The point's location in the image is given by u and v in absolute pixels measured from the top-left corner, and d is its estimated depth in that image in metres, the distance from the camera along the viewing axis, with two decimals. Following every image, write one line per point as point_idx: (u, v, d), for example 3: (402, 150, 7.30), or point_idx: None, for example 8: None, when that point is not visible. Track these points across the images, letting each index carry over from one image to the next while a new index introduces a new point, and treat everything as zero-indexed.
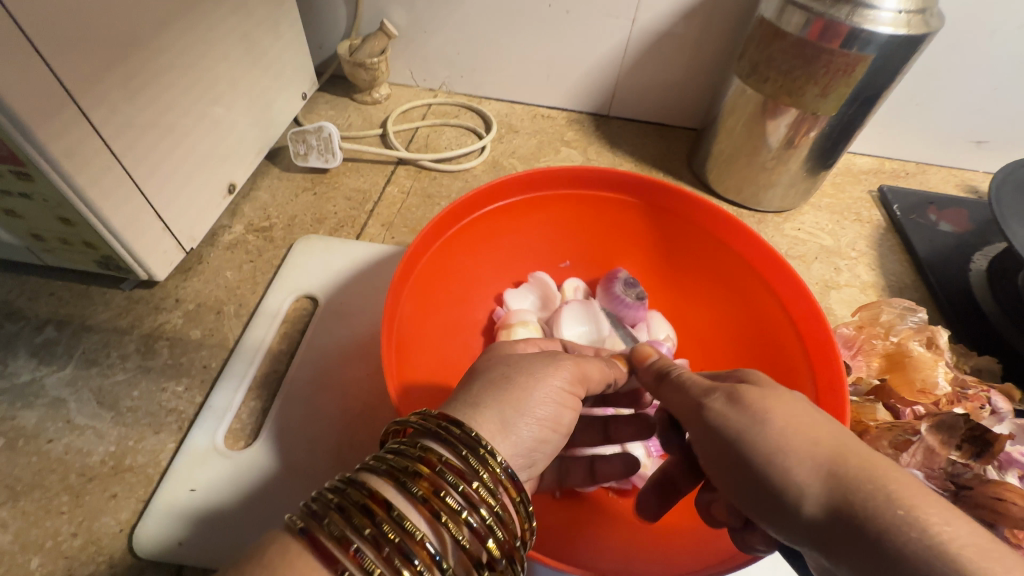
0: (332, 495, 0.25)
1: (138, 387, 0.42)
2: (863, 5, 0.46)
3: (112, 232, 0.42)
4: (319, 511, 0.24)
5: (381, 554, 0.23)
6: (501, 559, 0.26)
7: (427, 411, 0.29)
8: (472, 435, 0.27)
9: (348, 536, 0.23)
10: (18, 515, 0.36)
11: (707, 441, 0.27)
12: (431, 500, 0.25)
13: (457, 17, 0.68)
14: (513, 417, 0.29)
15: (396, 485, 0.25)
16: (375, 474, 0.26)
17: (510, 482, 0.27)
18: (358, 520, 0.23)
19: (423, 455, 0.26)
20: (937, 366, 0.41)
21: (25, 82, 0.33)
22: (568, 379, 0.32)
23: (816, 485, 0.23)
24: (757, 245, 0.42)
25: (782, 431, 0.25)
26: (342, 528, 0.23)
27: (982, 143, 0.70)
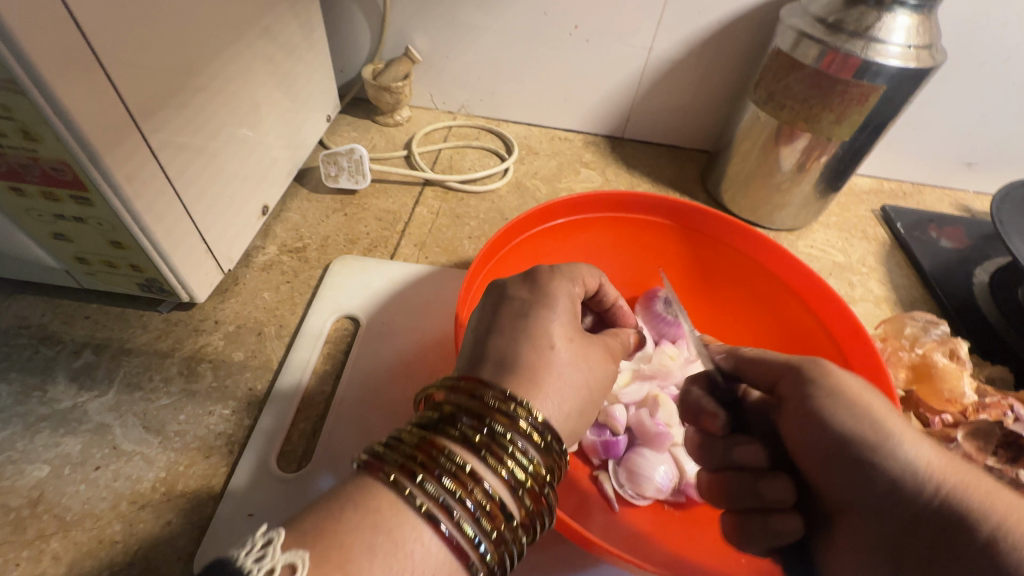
0: (386, 444, 0.27)
1: (184, 411, 0.42)
2: (874, 40, 0.49)
3: (162, 256, 0.42)
4: (378, 455, 0.27)
5: (438, 484, 0.25)
6: None
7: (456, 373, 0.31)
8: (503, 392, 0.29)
9: (408, 473, 0.26)
10: (70, 546, 0.35)
11: (808, 407, 0.32)
12: (476, 444, 0.27)
13: (478, 43, 0.70)
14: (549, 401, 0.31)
15: (441, 432, 0.28)
16: (424, 426, 0.29)
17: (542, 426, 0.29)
18: (414, 460, 0.26)
19: (534, 467, 0.28)
20: (962, 376, 0.43)
21: (98, 111, 0.33)
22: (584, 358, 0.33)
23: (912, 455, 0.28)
24: (792, 265, 0.45)
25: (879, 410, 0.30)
26: (398, 465, 0.26)
27: (972, 165, 0.75)
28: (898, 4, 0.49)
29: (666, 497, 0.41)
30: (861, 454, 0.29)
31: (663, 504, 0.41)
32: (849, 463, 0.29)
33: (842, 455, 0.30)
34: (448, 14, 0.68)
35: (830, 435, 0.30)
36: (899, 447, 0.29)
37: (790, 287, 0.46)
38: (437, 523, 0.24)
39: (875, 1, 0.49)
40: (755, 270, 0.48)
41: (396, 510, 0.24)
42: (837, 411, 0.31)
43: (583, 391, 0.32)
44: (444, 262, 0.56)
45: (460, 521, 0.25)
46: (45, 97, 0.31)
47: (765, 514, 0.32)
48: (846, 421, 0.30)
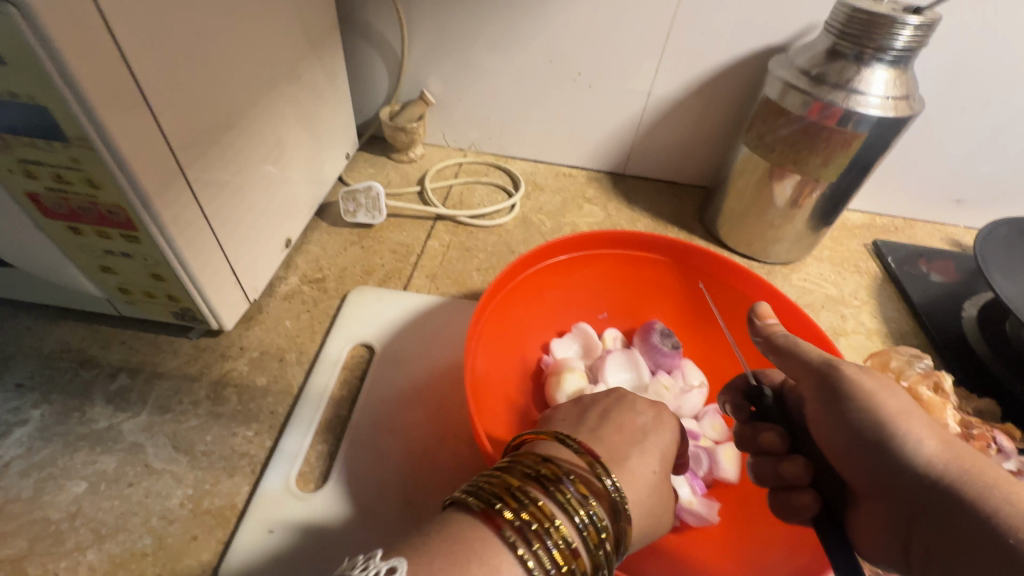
0: (491, 490, 0.30)
1: (210, 432, 0.45)
2: (854, 92, 0.53)
3: (196, 287, 0.45)
4: (486, 499, 0.30)
5: (541, 541, 0.28)
6: None
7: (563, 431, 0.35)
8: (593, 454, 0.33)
9: (516, 521, 0.28)
10: (105, 558, 0.37)
11: (830, 398, 0.35)
12: (570, 508, 0.30)
13: (488, 87, 0.76)
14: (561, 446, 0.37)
15: (543, 489, 0.31)
16: (523, 476, 0.32)
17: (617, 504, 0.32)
18: (521, 510, 0.29)
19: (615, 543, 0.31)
20: (946, 409, 0.46)
21: (152, 161, 0.38)
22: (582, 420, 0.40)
23: (920, 444, 0.31)
24: (782, 301, 0.48)
25: (895, 405, 0.33)
26: (507, 512, 0.29)
27: (961, 202, 0.78)
28: (876, 59, 0.53)
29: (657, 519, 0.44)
30: (875, 442, 0.32)
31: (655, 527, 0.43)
32: (862, 447, 0.33)
33: (862, 443, 0.33)
34: (461, 61, 0.73)
35: (852, 425, 0.33)
36: (915, 436, 0.31)
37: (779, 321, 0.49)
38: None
39: (855, 56, 0.53)
40: (747, 303, 0.51)
41: (501, 558, 0.27)
42: (854, 404, 0.34)
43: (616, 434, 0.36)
44: (454, 293, 0.60)
45: None
46: (110, 152, 0.35)
47: (788, 492, 0.37)
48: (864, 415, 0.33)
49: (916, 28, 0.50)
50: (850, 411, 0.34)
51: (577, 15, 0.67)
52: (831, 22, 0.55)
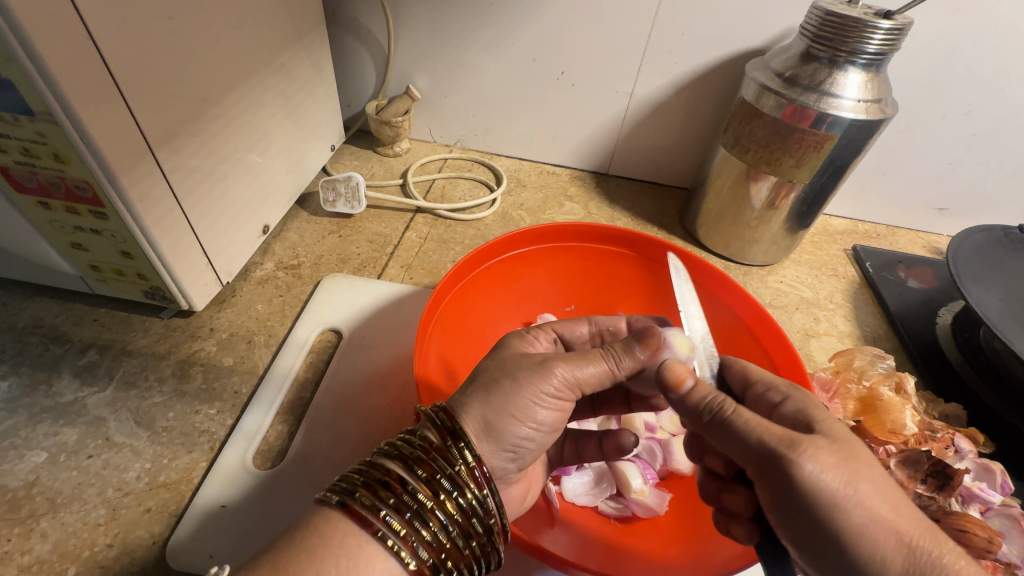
0: (358, 475, 0.30)
1: (173, 409, 0.46)
2: (827, 94, 0.53)
3: (165, 266, 0.46)
4: (349, 487, 0.29)
5: (403, 518, 0.28)
6: (486, 534, 0.31)
7: (437, 402, 0.33)
8: (460, 427, 0.31)
9: (377, 505, 0.28)
10: (58, 526, 0.38)
11: (783, 498, 0.27)
12: (435, 483, 0.30)
13: (473, 84, 0.76)
14: (496, 421, 0.32)
15: (405, 466, 0.30)
16: (388, 456, 0.31)
17: (485, 473, 0.31)
18: (382, 493, 0.28)
19: (447, 470, 0.30)
20: (905, 409, 0.46)
21: (118, 137, 0.39)
22: (558, 386, 0.33)
23: (894, 558, 0.25)
24: (740, 295, 0.50)
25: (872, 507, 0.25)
26: (370, 498, 0.28)
27: (944, 211, 0.78)
28: (849, 62, 0.53)
29: (610, 513, 0.44)
30: (833, 551, 0.26)
31: (608, 521, 0.43)
32: (816, 553, 0.26)
33: (819, 553, 0.26)
34: (447, 57, 0.74)
35: (807, 533, 0.26)
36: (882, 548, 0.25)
37: (737, 313, 0.51)
38: (403, 556, 0.27)
39: (828, 59, 0.53)
40: (711, 300, 0.53)
41: (366, 544, 0.27)
42: (817, 513, 0.26)
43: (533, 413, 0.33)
44: (426, 283, 0.60)
45: (388, 522, 0.28)
46: (73, 126, 0.36)
47: (728, 519, 0.35)
48: (828, 526, 0.25)
49: (886, 32, 0.50)
50: (807, 518, 0.26)
51: (562, 14, 0.67)
52: (806, 25, 0.55)
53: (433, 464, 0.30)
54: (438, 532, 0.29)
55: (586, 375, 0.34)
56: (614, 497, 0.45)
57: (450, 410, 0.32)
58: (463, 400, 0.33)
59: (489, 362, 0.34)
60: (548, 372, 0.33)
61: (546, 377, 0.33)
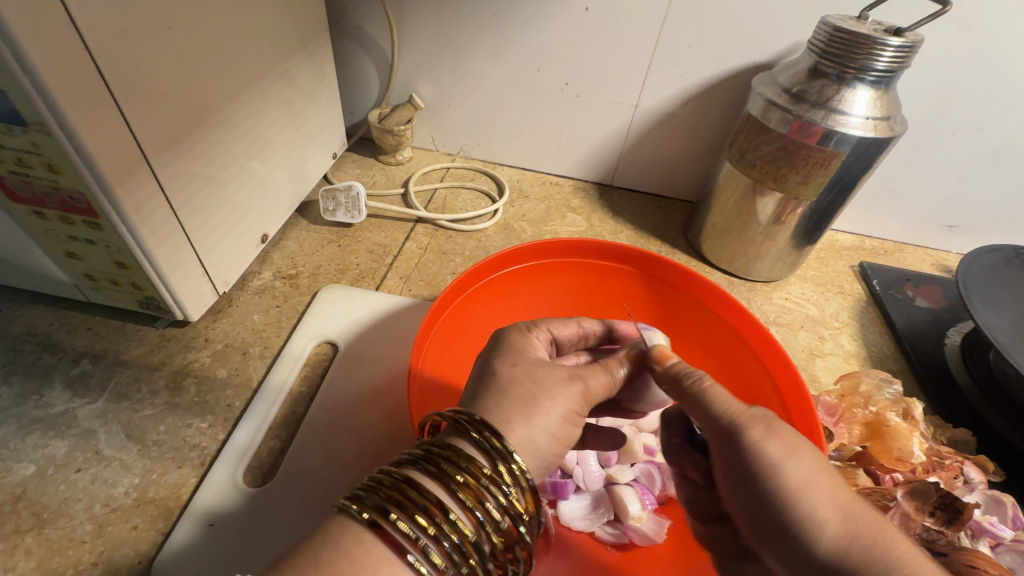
0: (392, 496, 0.27)
1: (165, 422, 0.45)
2: (836, 111, 0.52)
3: (159, 276, 0.45)
4: (384, 509, 0.26)
5: (442, 548, 0.26)
6: (517, 555, 0.30)
7: (475, 416, 0.30)
8: (508, 449, 0.29)
9: (417, 535, 0.26)
10: (42, 543, 0.37)
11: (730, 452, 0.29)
12: (477, 509, 0.28)
13: (477, 92, 0.76)
14: (540, 437, 0.31)
15: (446, 491, 0.28)
16: (426, 475, 0.28)
17: (527, 495, 0.30)
18: (423, 520, 0.26)
19: (490, 493, 0.28)
20: (913, 436, 0.45)
21: (113, 147, 0.38)
22: (578, 399, 0.33)
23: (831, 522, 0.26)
24: (741, 314, 0.50)
25: (813, 465, 0.28)
26: (410, 527, 0.26)
27: (953, 228, 0.76)
28: (858, 79, 0.52)
29: (609, 540, 0.42)
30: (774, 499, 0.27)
31: (607, 548, 0.42)
32: (761, 504, 0.28)
33: (764, 502, 0.28)
34: (452, 65, 0.74)
35: (752, 483, 0.28)
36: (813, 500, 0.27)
37: (740, 334, 0.50)
38: None
39: (836, 75, 0.52)
40: (714, 319, 0.52)
41: (400, 574, 0.25)
42: (764, 461, 0.28)
43: (570, 422, 0.32)
44: (425, 295, 0.60)
45: (429, 551, 0.26)
46: (67, 136, 0.35)
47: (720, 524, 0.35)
48: (767, 478, 0.28)
49: (896, 49, 0.49)
50: (753, 470, 0.28)
51: (567, 24, 0.66)
52: (814, 41, 0.54)
53: (476, 491, 0.28)
54: (474, 560, 0.27)
55: (596, 389, 0.35)
56: (610, 523, 0.44)
57: (497, 430, 0.30)
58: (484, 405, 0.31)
59: (492, 371, 0.33)
60: (571, 387, 0.33)
61: (567, 391, 0.33)
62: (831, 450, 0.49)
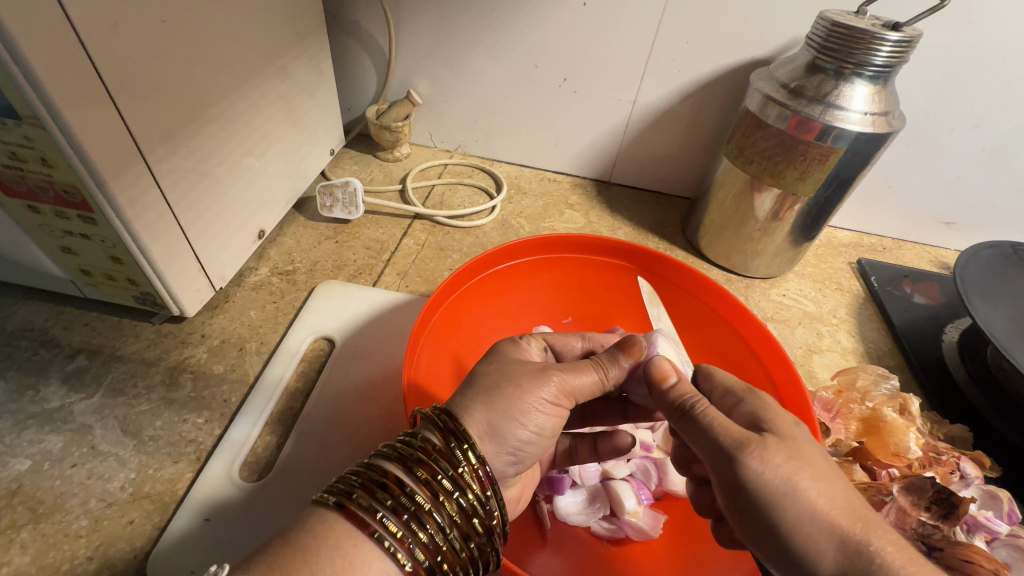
0: (355, 476, 0.28)
1: (161, 417, 0.45)
2: (833, 106, 0.52)
3: (155, 271, 0.45)
4: (345, 487, 0.28)
5: (400, 520, 0.27)
6: (485, 535, 0.29)
7: (438, 404, 0.31)
8: (461, 427, 0.30)
9: (373, 506, 0.27)
10: (38, 537, 0.37)
11: (732, 491, 0.28)
12: (435, 484, 0.28)
13: (475, 89, 0.76)
14: (501, 424, 0.31)
15: (403, 468, 0.29)
16: (387, 457, 0.30)
17: (488, 473, 0.30)
18: (379, 494, 0.27)
19: (447, 468, 0.29)
20: (909, 431, 0.46)
21: (107, 141, 0.38)
22: (556, 392, 0.33)
23: (831, 553, 0.26)
24: (739, 310, 0.50)
25: (815, 500, 0.26)
26: (367, 499, 0.27)
27: (952, 225, 0.76)
28: (856, 74, 0.52)
29: (602, 534, 0.42)
30: (776, 535, 0.27)
31: (600, 542, 0.42)
32: (762, 538, 0.27)
33: (765, 537, 0.27)
34: (450, 61, 0.73)
35: (752, 520, 0.27)
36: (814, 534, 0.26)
37: (738, 331, 0.50)
38: (399, 558, 0.26)
39: (834, 71, 0.52)
40: (712, 316, 0.52)
41: (361, 544, 0.26)
42: (762, 498, 0.27)
43: (540, 413, 0.32)
44: (422, 291, 0.59)
45: (386, 523, 0.26)
46: (61, 130, 0.35)
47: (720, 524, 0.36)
48: (770, 516, 0.27)
49: (894, 44, 0.49)
50: (753, 506, 0.27)
51: (565, 20, 0.66)
52: (812, 36, 0.54)
53: (433, 465, 0.29)
54: (433, 534, 0.27)
55: (579, 384, 0.34)
56: (607, 518, 0.43)
57: (454, 413, 0.31)
58: (464, 404, 0.31)
59: (486, 365, 0.33)
60: (546, 379, 0.32)
61: (544, 382, 0.32)
62: (827, 445, 0.48)
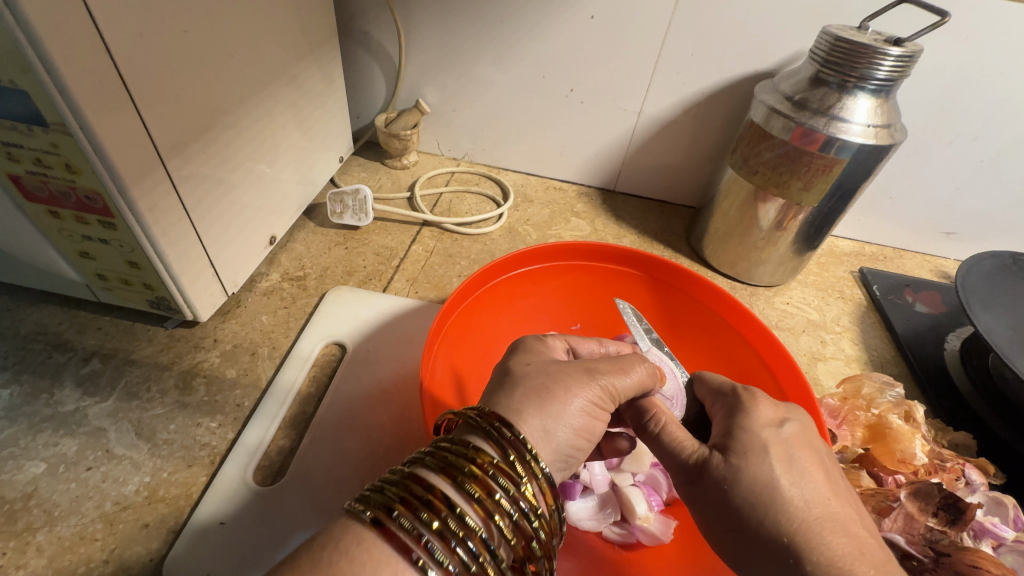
0: (398, 491, 0.27)
1: (175, 421, 0.45)
2: (837, 119, 0.53)
3: (171, 276, 0.46)
4: (386, 504, 0.26)
5: (447, 545, 0.26)
6: (538, 556, 0.29)
7: (478, 410, 0.32)
8: (517, 435, 0.30)
9: (419, 529, 0.26)
10: (53, 540, 0.37)
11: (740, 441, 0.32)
12: (485, 501, 0.28)
13: (483, 98, 0.77)
14: (553, 429, 0.32)
15: (453, 483, 0.28)
16: (432, 470, 0.29)
17: (541, 487, 0.30)
18: (425, 514, 0.26)
19: (497, 485, 0.28)
20: (914, 438, 0.46)
21: (129, 148, 0.39)
22: (599, 395, 0.34)
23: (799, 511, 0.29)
24: (746, 317, 0.50)
25: (814, 477, 0.30)
26: (411, 520, 0.26)
27: (951, 234, 0.77)
28: (859, 88, 0.53)
29: (614, 539, 0.43)
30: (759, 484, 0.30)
31: (613, 547, 0.42)
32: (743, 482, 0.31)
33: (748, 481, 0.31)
34: (458, 71, 0.75)
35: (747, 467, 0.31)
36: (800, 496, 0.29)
37: (746, 338, 0.51)
38: None
39: (837, 84, 0.53)
40: (719, 323, 0.53)
41: (402, 573, 0.24)
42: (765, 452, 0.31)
43: (588, 420, 0.33)
44: (432, 298, 0.60)
45: (434, 546, 0.25)
46: (86, 136, 0.36)
47: None
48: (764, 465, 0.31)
49: (897, 59, 0.50)
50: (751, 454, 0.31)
51: (573, 32, 0.68)
52: (815, 50, 0.56)
53: (482, 482, 0.28)
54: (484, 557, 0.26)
55: (621, 388, 0.36)
56: (618, 523, 0.44)
57: (510, 423, 0.31)
58: (506, 406, 0.32)
59: (509, 369, 0.34)
60: (592, 383, 0.34)
61: (590, 387, 0.34)
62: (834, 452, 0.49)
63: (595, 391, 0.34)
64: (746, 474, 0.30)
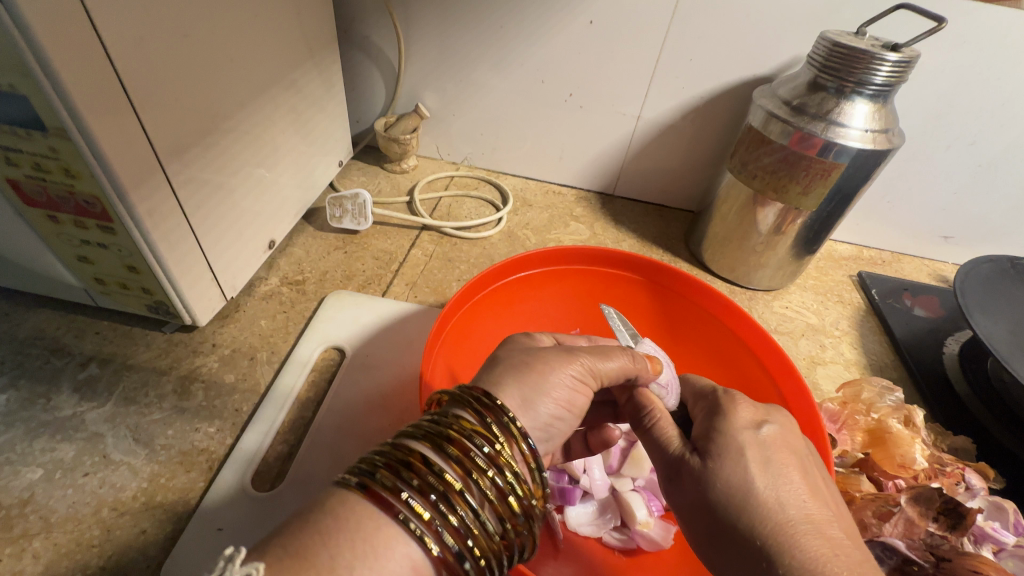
0: (380, 457, 0.28)
1: (173, 426, 0.45)
2: (835, 123, 0.53)
3: (170, 281, 0.46)
4: (369, 469, 0.27)
5: (427, 501, 0.26)
6: (522, 515, 0.29)
7: (461, 384, 0.32)
8: (496, 403, 0.30)
9: (398, 487, 0.26)
10: (50, 546, 0.37)
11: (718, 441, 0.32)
12: (464, 460, 0.28)
13: (482, 102, 0.77)
14: (532, 398, 0.32)
15: (432, 446, 0.28)
16: (414, 436, 0.29)
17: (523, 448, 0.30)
18: (405, 474, 0.26)
19: (476, 445, 0.28)
20: (914, 443, 0.46)
21: (128, 153, 0.38)
22: (581, 371, 0.34)
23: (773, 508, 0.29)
24: (746, 322, 0.50)
25: (791, 475, 0.30)
26: (392, 480, 0.26)
27: (949, 239, 0.77)
28: (856, 93, 0.53)
29: (613, 544, 0.43)
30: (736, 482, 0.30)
31: (612, 553, 0.42)
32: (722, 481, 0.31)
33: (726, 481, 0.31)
34: (458, 75, 0.75)
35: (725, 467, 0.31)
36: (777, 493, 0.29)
37: (745, 342, 0.51)
38: (426, 542, 0.25)
39: (835, 89, 0.54)
40: (719, 327, 0.53)
41: (384, 528, 0.25)
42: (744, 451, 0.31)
43: (568, 393, 0.33)
44: (431, 302, 0.60)
45: (414, 503, 0.26)
46: (85, 140, 0.36)
47: None
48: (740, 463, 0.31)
49: (894, 64, 0.50)
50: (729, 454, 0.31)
51: (572, 37, 0.68)
52: (813, 55, 0.56)
53: (461, 443, 0.28)
54: (463, 514, 0.26)
55: (605, 369, 0.36)
56: (617, 529, 0.44)
57: (494, 396, 0.31)
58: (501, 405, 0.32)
59: (510, 373, 0.34)
60: (573, 359, 0.34)
61: (571, 361, 0.34)
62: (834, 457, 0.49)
63: (577, 367, 0.34)
64: (721, 474, 0.30)
